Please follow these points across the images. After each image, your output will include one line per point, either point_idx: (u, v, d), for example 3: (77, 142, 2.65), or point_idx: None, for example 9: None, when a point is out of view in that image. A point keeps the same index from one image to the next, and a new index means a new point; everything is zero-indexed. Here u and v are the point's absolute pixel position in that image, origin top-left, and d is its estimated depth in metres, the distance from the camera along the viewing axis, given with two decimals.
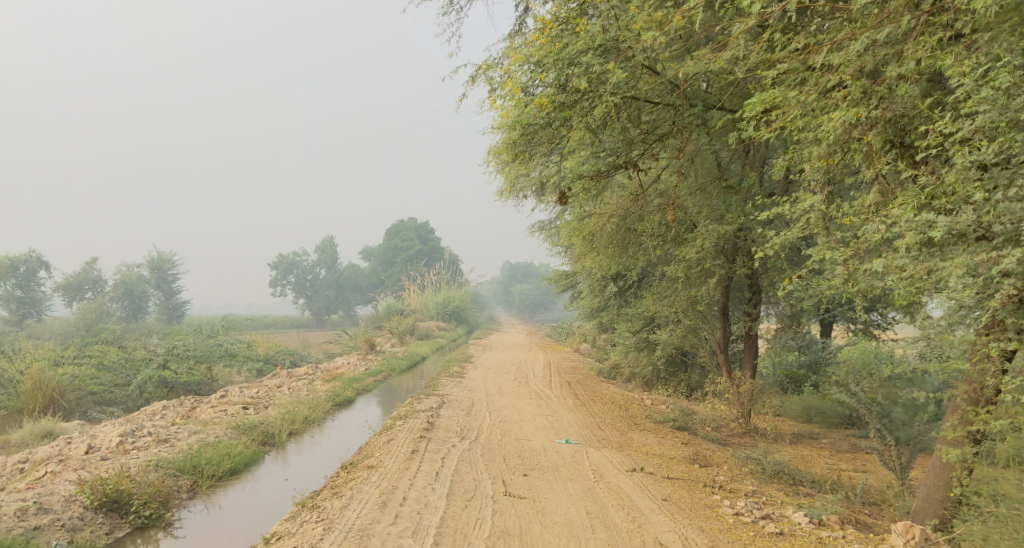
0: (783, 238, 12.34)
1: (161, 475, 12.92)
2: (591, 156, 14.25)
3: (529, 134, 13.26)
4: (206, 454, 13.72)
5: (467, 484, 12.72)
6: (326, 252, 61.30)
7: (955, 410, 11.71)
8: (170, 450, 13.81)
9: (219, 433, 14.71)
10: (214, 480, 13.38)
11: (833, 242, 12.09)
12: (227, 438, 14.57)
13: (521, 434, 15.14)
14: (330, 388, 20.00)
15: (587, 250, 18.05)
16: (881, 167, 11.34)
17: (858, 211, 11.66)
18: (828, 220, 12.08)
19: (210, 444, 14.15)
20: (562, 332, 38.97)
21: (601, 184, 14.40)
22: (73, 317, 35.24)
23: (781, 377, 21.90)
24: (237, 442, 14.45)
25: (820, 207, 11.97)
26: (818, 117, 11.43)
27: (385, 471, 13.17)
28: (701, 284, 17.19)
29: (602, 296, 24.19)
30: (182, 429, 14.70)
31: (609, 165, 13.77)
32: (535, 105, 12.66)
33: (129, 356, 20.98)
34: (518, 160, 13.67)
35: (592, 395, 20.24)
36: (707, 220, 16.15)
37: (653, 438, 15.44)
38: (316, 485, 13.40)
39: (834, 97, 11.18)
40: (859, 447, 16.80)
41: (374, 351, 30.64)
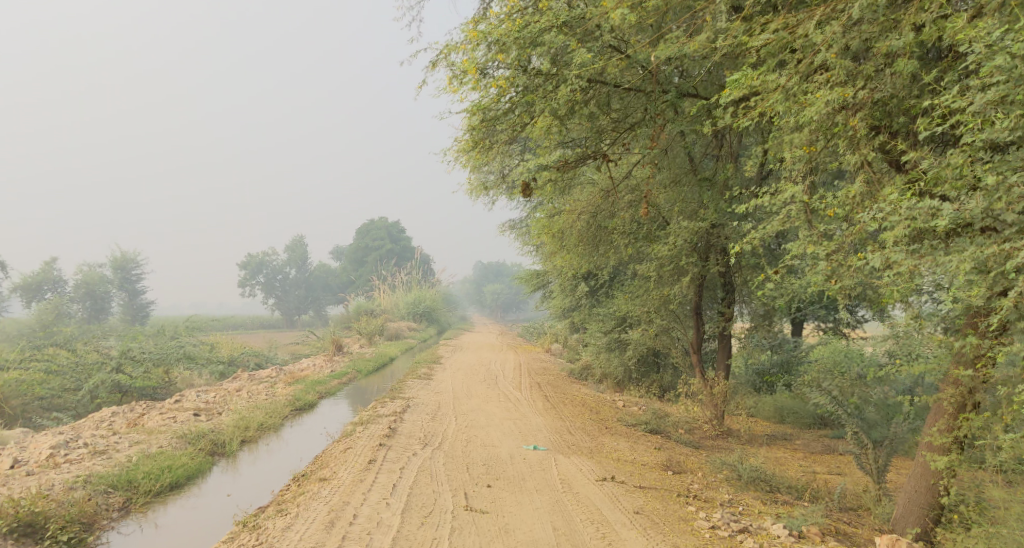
0: (760, 234, 11.83)
1: (88, 493, 12.14)
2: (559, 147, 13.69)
3: (490, 122, 12.69)
4: (143, 468, 12.99)
5: (426, 498, 12.11)
6: (295, 252, 60.35)
7: (941, 415, 11.23)
8: (106, 464, 13.07)
9: (162, 444, 13.98)
10: (150, 497, 12.61)
11: (811, 236, 11.60)
12: (170, 448, 13.85)
13: (487, 440, 14.56)
14: (291, 392, 19.32)
15: (556, 248, 17.49)
16: (869, 153, 10.86)
17: (842, 203, 11.17)
18: (810, 213, 11.60)
19: (150, 456, 13.42)
20: (534, 332, 38.43)
21: (569, 178, 13.82)
22: (32, 319, 34.28)
23: (754, 377, 21.54)
24: (181, 453, 13.73)
25: (800, 199, 11.48)
26: (799, 103, 10.97)
27: (337, 485, 12.53)
28: (674, 283, 16.66)
29: (574, 295, 23.67)
30: (122, 440, 13.99)
31: (579, 156, 13.25)
32: (493, 87, 12.12)
33: (80, 360, 20.16)
34: (478, 153, 13.06)
35: (562, 397, 19.69)
36: (680, 216, 15.67)
37: (624, 443, 14.89)
38: (261, 502, 12.69)
39: (816, 81, 10.76)
40: (833, 448, 16.36)
41: (341, 353, 29.92)
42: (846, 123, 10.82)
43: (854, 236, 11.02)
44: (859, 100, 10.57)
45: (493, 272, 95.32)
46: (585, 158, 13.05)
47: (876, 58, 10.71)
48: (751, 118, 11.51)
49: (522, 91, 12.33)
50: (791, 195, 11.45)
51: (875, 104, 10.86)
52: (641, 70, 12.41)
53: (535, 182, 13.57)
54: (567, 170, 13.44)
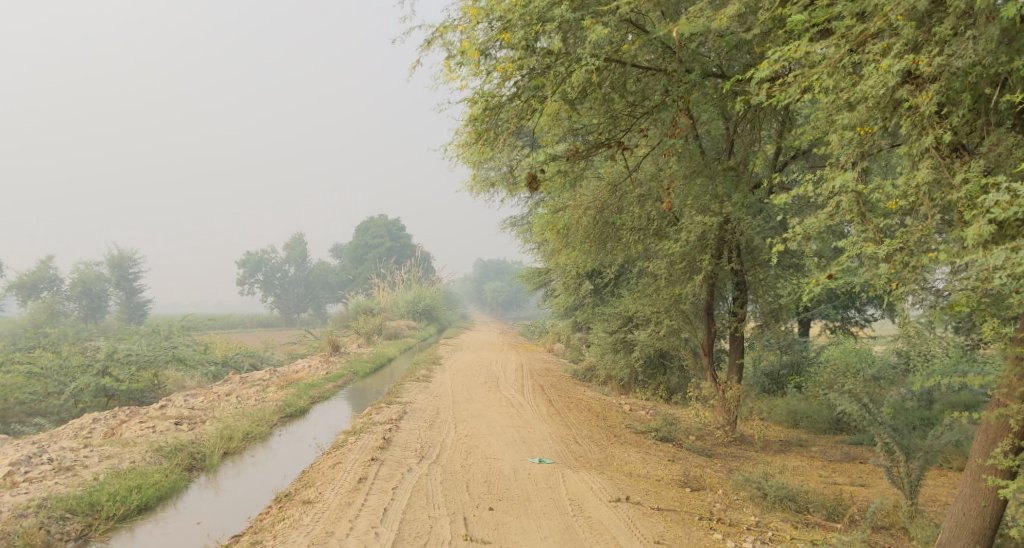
0: (805, 228, 11.00)
1: (42, 521, 11.26)
2: (568, 134, 12.84)
3: (492, 109, 11.81)
4: (110, 488, 12.08)
5: (421, 526, 11.21)
6: (294, 250, 59.43)
7: (1001, 432, 10.33)
8: (70, 483, 12.18)
9: (136, 458, 13.07)
10: (114, 522, 11.71)
11: (864, 231, 10.72)
12: (143, 464, 12.93)
13: (489, 452, 13.66)
14: (282, 396, 18.37)
15: (559, 246, 16.57)
16: (943, 132, 10.03)
17: (902, 192, 10.37)
18: (863, 205, 10.80)
19: (120, 474, 12.52)
20: (536, 331, 37.42)
21: (579, 169, 12.96)
22: (24, 319, 33.40)
23: (763, 377, 20.65)
24: (154, 469, 12.82)
25: (852, 188, 10.64)
26: (851, 76, 10.42)
27: (322, 509, 11.68)
28: (686, 282, 15.61)
29: (577, 294, 22.69)
30: (93, 454, 13.11)
31: (592, 143, 12.47)
32: (497, 71, 11.35)
33: (64, 362, 19.28)
34: (478, 145, 12.15)
35: (568, 401, 18.76)
36: (693, 210, 14.84)
37: (636, 454, 13.97)
38: (237, 530, 11.73)
39: (870, 52, 10.19)
40: (853, 455, 15.42)
41: (338, 354, 29.03)
42: (912, 98, 10.04)
43: (920, 231, 10.30)
44: (931, 70, 9.80)
45: (493, 269, 94.26)
46: (598, 146, 12.33)
47: (950, 19, 9.93)
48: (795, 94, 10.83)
49: (529, 74, 11.53)
50: (842, 183, 10.62)
51: (952, 75, 9.96)
52: (666, 47, 11.93)
53: (541, 174, 12.67)
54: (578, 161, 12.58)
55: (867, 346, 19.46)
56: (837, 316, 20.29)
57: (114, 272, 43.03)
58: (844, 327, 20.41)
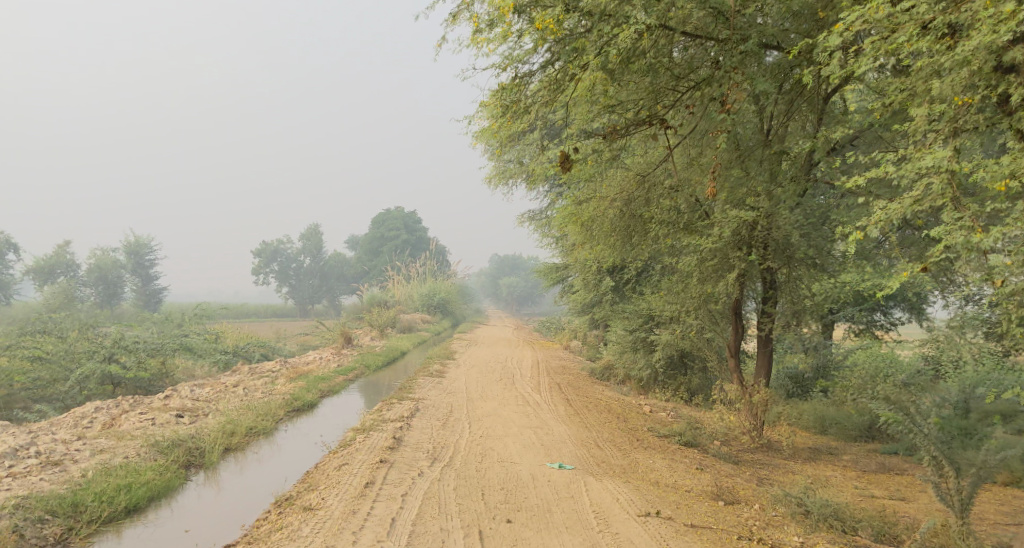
0: (888, 215, 11.38)
1: (20, 525, 10.67)
2: (602, 110, 12.90)
3: (524, 79, 12.19)
4: (96, 487, 11.46)
5: (434, 542, 10.55)
6: (311, 240, 58.92)
7: None
8: (55, 480, 11.59)
9: (130, 454, 12.46)
10: (97, 525, 11.09)
11: (961, 218, 11.12)
12: (137, 460, 12.30)
13: (505, 455, 12.92)
14: (290, 389, 17.65)
15: (582, 240, 15.84)
16: None
17: (1010, 170, 10.70)
18: (957, 188, 11.22)
19: (111, 472, 11.88)
20: (551, 327, 36.64)
21: (616, 145, 13.10)
22: (40, 305, 32.87)
23: (787, 381, 19.79)
24: (148, 466, 12.19)
25: (946, 166, 11.05)
26: (943, 40, 10.89)
27: (323, 517, 11.04)
28: (717, 281, 14.75)
29: (596, 291, 21.89)
30: (85, 448, 12.52)
31: (634, 120, 12.60)
32: (527, 33, 11.65)
33: (71, 349, 18.63)
34: (506, 115, 12.29)
35: (587, 401, 17.98)
36: (726, 204, 14.27)
37: (662, 461, 13.19)
38: (228, 539, 11.03)
39: (970, 11, 10.66)
40: (890, 466, 14.59)
41: (350, 346, 28.32)
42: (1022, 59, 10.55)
43: None
44: None
45: (508, 265, 93.39)
46: (638, 125, 12.37)
47: None
48: (871, 60, 11.29)
49: (565, 39, 11.71)
50: (933, 162, 11.08)
51: None
52: (718, 13, 11.95)
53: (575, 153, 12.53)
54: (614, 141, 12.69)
55: (896, 351, 18.64)
56: (863, 318, 19.40)
57: (131, 258, 42.50)
58: (869, 330, 19.47)
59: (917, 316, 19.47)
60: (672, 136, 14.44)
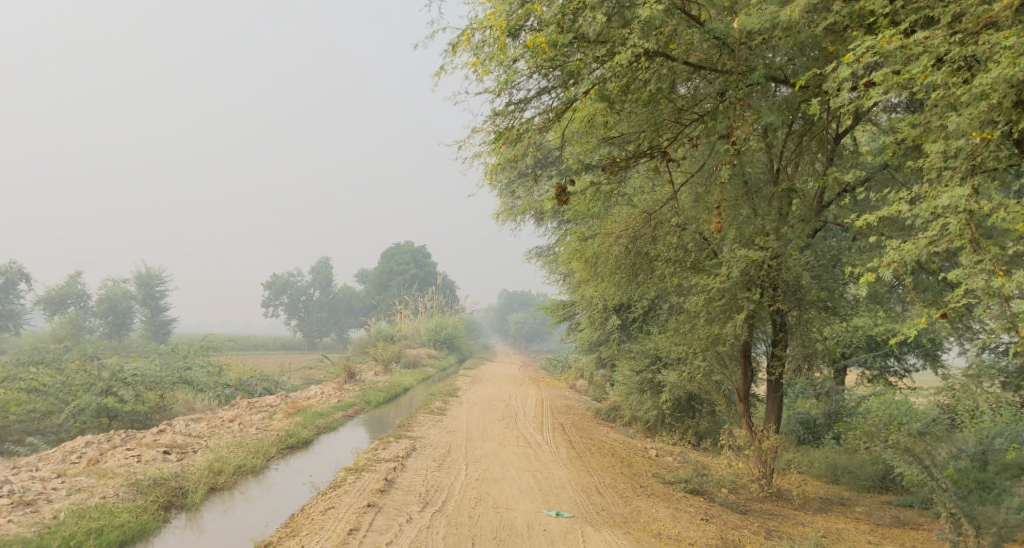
0: (903, 256, 11.00)
1: None
2: (603, 143, 12.72)
3: (517, 104, 12.13)
4: (64, 531, 11.29)
5: None
6: (320, 273, 58.78)
7: None
8: (25, 523, 11.42)
9: (108, 494, 12.25)
10: None
11: (980, 262, 10.73)
12: (114, 501, 12.09)
13: (501, 501, 12.56)
14: (286, 425, 17.28)
15: (586, 278, 15.52)
16: None
17: None
18: (976, 230, 10.85)
19: (84, 514, 11.69)
20: (559, 364, 36.10)
21: (618, 177, 12.69)
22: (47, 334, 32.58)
23: (797, 426, 19.23)
24: (124, 508, 11.95)
25: (964, 206, 10.69)
26: (958, 74, 10.60)
27: None
28: (726, 321, 14.33)
29: (602, 330, 21.47)
30: (61, 488, 12.30)
31: (637, 153, 12.32)
32: (522, 57, 11.61)
33: (68, 380, 18.17)
34: (499, 142, 12.19)
35: (590, 443, 17.52)
36: (734, 244, 13.91)
37: (666, 510, 12.73)
38: None
39: (984, 46, 10.40)
40: (904, 520, 14.13)
41: (354, 381, 27.93)
42: None
43: None
44: None
45: (518, 301, 92.93)
46: (640, 156, 12.20)
47: None
48: (882, 92, 11.03)
49: (561, 65, 11.68)
50: (951, 202, 10.74)
51: None
52: (723, 43, 11.74)
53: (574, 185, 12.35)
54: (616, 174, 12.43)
55: (910, 398, 18.12)
56: (878, 363, 18.93)
57: (141, 289, 42.30)
58: (883, 376, 19.00)
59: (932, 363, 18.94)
60: (679, 171, 14.15)
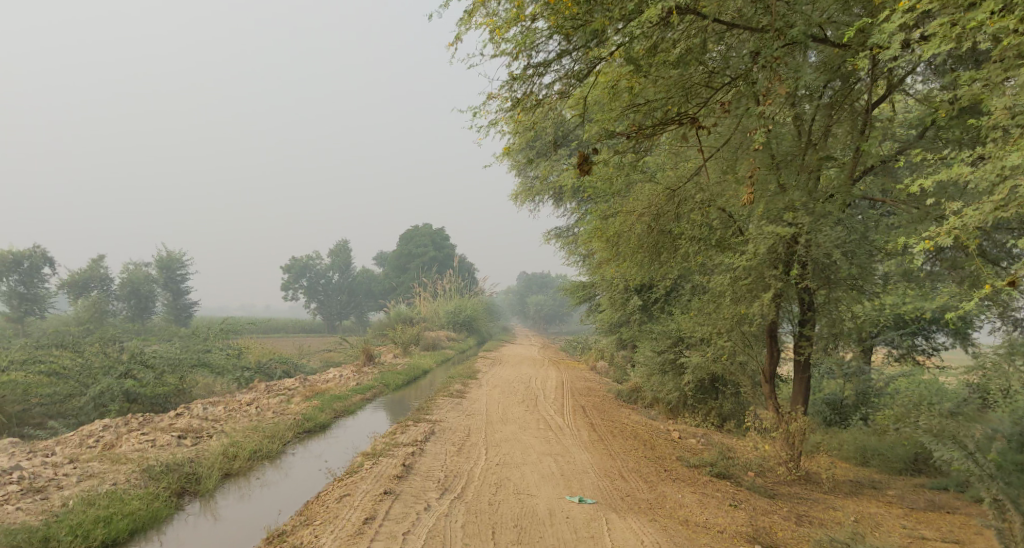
0: (965, 222, 10.83)
1: None
2: (629, 112, 12.35)
3: (536, 67, 11.86)
4: (73, 520, 11.13)
5: None
6: (340, 256, 58.67)
7: None
8: (34, 510, 11.26)
9: (120, 480, 12.06)
10: None
11: None
12: (125, 488, 11.90)
13: (522, 487, 12.27)
14: (304, 409, 17.03)
15: (608, 257, 15.14)
16: None
17: None
18: None
19: (94, 502, 11.53)
20: (579, 347, 35.70)
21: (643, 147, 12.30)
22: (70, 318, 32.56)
23: (824, 407, 18.66)
24: (135, 495, 11.79)
25: None
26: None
27: None
28: (752, 302, 13.90)
29: (624, 311, 21.06)
30: (73, 474, 12.13)
31: (665, 120, 11.98)
32: (542, 17, 11.32)
33: (87, 364, 17.91)
34: (517, 109, 11.90)
35: (613, 426, 17.15)
36: (761, 220, 13.51)
37: (692, 495, 12.38)
38: None
39: None
40: (939, 504, 13.68)
41: (374, 364, 27.67)
42: None
43: None
44: None
45: (537, 283, 92.54)
46: (668, 123, 11.83)
47: None
48: (941, 43, 10.73)
49: (582, 25, 11.35)
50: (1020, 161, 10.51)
51: None
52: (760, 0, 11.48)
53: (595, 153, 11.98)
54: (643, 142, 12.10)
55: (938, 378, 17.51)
56: (906, 342, 18.27)
57: (163, 273, 42.27)
58: (911, 354, 18.30)
59: (963, 342, 17.99)
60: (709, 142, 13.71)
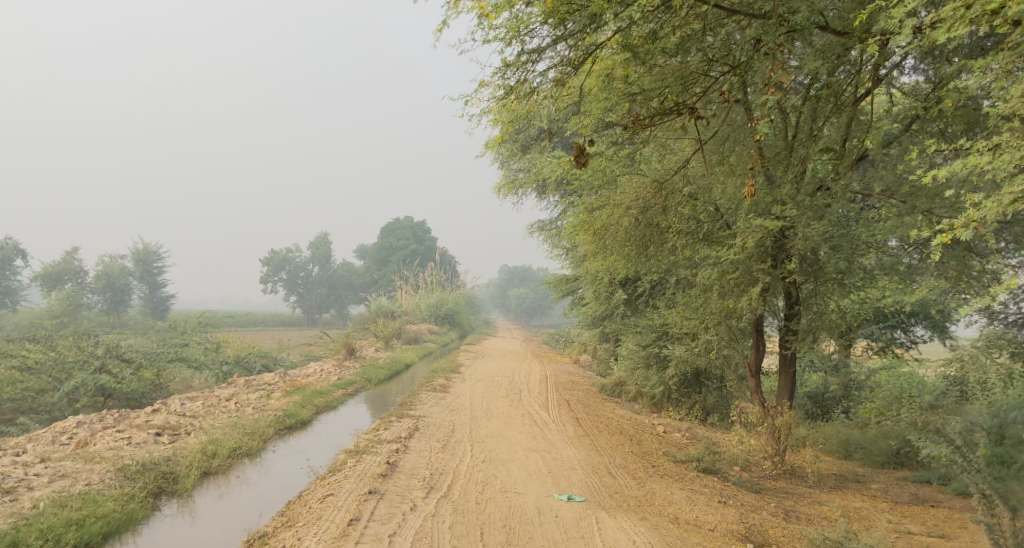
0: (984, 214, 10.72)
1: None
2: (623, 100, 12.14)
3: (530, 54, 11.72)
4: (44, 523, 10.84)
5: None
6: (319, 249, 58.19)
7: None
8: (4, 513, 10.96)
9: (93, 481, 11.77)
10: None
11: None
12: (99, 488, 11.61)
13: (509, 484, 12.08)
14: (284, 404, 16.73)
15: (593, 251, 14.96)
16: None
17: None
18: None
19: (66, 503, 11.25)
20: (561, 340, 35.57)
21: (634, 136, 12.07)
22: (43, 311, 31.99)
23: (807, 401, 18.44)
24: (109, 496, 11.50)
25: None
26: None
27: None
28: (740, 296, 13.74)
29: (608, 305, 20.89)
30: (45, 474, 11.82)
31: (660, 110, 11.78)
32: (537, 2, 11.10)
33: (61, 358, 17.51)
34: (510, 96, 11.71)
35: (597, 420, 16.98)
36: (751, 213, 13.34)
37: (681, 492, 12.24)
38: None
39: None
40: (923, 497, 13.60)
41: (354, 358, 27.35)
42: None
43: None
44: None
45: (518, 276, 92.31)
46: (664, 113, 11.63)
47: None
48: (957, 25, 10.59)
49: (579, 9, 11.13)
50: None
51: None
52: None
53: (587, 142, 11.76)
54: (637, 131, 11.86)
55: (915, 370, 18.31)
56: (886, 337, 17.79)
57: (138, 265, 41.67)
58: (891, 348, 17.81)
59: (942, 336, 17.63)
60: (703, 131, 13.51)
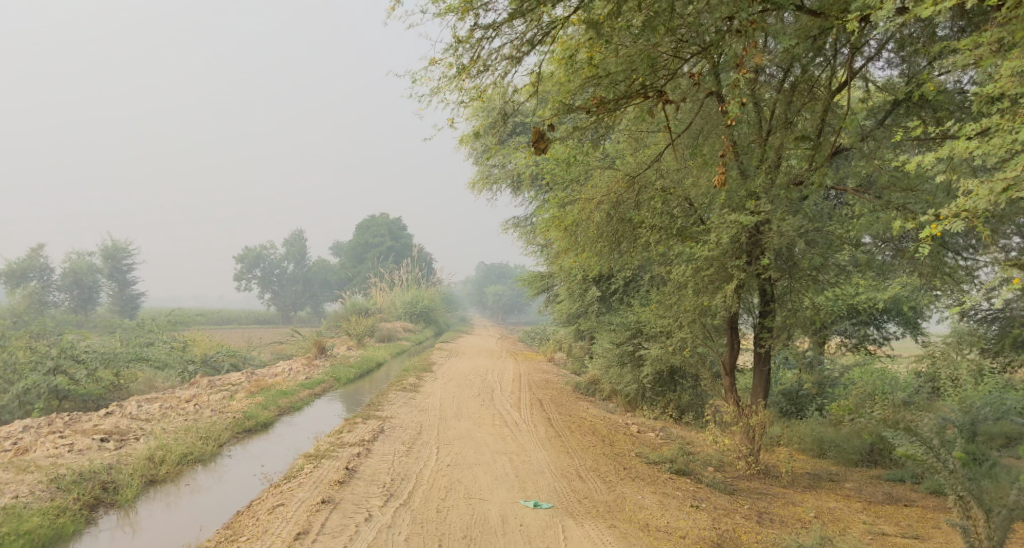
0: (975, 202, 10.35)
1: None
2: (590, 83, 11.74)
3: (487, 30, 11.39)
4: None
5: None
6: (294, 246, 57.47)
7: None
8: None
9: (24, 493, 11.24)
10: None
11: None
12: (26, 502, 11.09)
13: (474, 490, 11.65)
14: (245, 406, 16.21)
15: (565, 247, 14.53)
16: None
17: None
18: None
19: None
20: (537, 338, 35.20)
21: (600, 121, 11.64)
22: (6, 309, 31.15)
23: (779, 397, 17.86)
24: (35, 510, 10.96)
25: None
26: None
27: None
28: (715, 294, 13.34)
29: (582, 302, 20.48)
30: None
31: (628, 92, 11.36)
32: None
33: (14, 359, 16.89)
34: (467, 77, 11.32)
35: (569, 421, 16.55)
36: (724, 208, 12.97)
37: (652, 496, 11.87)
38: None
39: None
40: (897, 497, 13.31)
41: (325, 356, 26.79)
42: None
43: None
44: None
45: (494, 273, 91.92)
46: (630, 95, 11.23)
47: None
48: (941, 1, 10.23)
49: None
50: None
51: None
52: None
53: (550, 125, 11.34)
54: (603, 113, 11.42)
55: (887, 366, 18.31)
56: (859, 333, 17.44)
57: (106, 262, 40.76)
58: (862, 345, 17.55)
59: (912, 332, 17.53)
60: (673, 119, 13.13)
